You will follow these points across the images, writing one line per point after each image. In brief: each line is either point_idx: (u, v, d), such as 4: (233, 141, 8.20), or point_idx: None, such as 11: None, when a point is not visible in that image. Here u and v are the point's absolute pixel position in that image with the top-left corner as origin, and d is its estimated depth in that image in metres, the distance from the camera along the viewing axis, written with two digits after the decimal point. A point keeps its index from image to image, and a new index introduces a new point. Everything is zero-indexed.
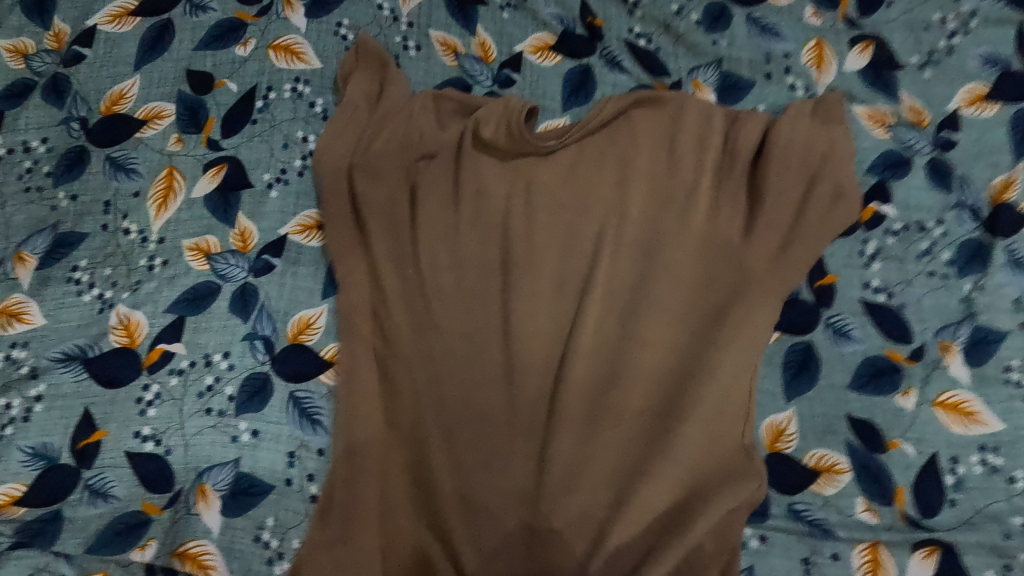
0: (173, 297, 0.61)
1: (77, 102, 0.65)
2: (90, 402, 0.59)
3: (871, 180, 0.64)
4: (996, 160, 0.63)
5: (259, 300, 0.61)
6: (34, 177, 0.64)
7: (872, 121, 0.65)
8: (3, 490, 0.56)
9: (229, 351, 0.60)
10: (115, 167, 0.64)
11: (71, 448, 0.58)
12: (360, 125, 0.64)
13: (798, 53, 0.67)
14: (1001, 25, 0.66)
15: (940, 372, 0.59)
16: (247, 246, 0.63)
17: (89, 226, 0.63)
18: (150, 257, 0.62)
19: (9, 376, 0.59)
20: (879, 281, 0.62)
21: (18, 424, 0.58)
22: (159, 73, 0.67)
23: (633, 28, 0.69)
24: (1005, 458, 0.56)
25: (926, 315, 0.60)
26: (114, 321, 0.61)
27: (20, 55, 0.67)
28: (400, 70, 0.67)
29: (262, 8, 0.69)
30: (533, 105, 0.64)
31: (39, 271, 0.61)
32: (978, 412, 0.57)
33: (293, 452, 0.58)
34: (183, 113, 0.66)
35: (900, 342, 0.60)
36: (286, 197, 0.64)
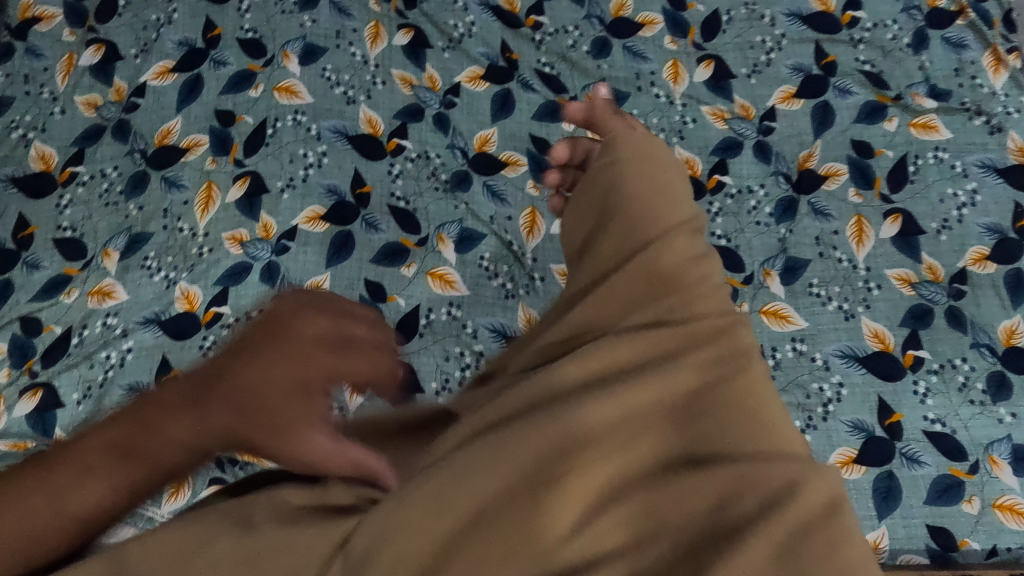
0: (220, 273, 0.85)
1: (138, 138, 0.90)
2: (167, 349, 0.82)
3: (715, 159, 0.89)
4: (802, 140, 0.89)
5: (281, 272, 0.85)
6: (111, 195, 0.88)
7: (715, 117, 0.91)
8: (111, 414, 0.80)
9: (262, 308, 0.84)
10: (168, 184, 0.88)
11: (156, 382, 0.81)
12: (374, 183, 0.89)
13: (661, 71, 0.93)
14: (803, 43, 0.93)
15: (764, 291, 0.84)
16: (269, 235, 0.86)
17: (154, 228, 0.87)
18: (200, 246, 0.86)
19: (108, 336, 0.83)
20: (721, 230, 0.87)
21: (117, 368, 0.82)
22: (195, 113, 0.91)
23: (541, 59, 0.94)
24: (809, 344, 0.82)
25: (754, 252, 0.86)
26: (178, 294, 0.85)
27: (93, 107, 0.92)
28: (390, 131, 0.91)
29: (267, 60, 0.93)
30: (496, 157, 0.90)
31: (121, 262, 0.86)
32: (790, 314, 0.83)
33: None
34: (215, 141, 0.90)
35: (736, 272, 0.85)
36: (295, 198, 0.87)
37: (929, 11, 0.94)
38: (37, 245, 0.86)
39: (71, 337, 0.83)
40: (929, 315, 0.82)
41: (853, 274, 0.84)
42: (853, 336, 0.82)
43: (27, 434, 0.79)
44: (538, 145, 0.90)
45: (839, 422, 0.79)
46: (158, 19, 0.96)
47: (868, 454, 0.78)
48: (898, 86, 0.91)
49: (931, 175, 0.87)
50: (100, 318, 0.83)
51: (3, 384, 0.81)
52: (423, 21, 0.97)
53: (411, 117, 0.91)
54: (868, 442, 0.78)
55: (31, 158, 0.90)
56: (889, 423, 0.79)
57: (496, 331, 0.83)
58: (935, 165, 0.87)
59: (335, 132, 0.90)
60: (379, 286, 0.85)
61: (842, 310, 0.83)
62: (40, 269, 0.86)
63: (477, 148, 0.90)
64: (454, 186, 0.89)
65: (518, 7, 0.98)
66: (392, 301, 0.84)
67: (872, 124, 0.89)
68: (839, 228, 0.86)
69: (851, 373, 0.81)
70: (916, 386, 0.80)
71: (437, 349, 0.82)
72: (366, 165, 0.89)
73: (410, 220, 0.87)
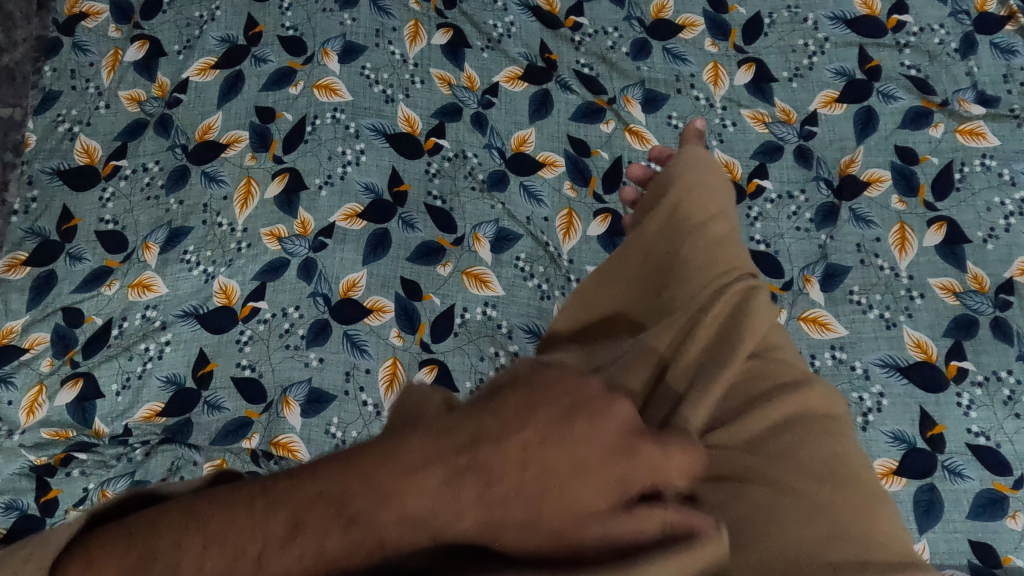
0: (258, 268, 0.86)
1: (179, 133, 0.91)
2: (204, 343, 0.83)
3: (755, 163, 0.88)
4: (844, 145, 0.88)
5: (318, 269, 0.85)
6: (152, 189, 0.89)
7: (756, 121, 0.90)
8: (149, 406, 0.81)
9: (299, 304, 0.84)
10: (208, 179, 0.89)
11: (193, 375, 0.82)
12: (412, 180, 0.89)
13: (701, 73, 0.92)
14: (847, 46, 0.92)
15: (803, 297, 0.83)
16: (307, 231, 0.87)
17: (193, 222, 0.88)
18: (238, 241, 0.87)
19: (147, 328, 0.84)
20: (760, 235, 0.86)
21: (155, 360, 0.82)
22: (236, 109, 0.92)
23: (579, 60, 0.94)
24: (849, 352, 0.81)
25: (794, 258, 0.85)
26: (215, 288, 0.85)
27: (136, 102, 0.93)
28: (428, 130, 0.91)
29: (307, 58, 0.94)
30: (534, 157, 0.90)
31: (161, 255, 0.87)
32: (829, 322, 0.82)
33: (348, 371, 0.82)
34: (255, 137, 0.91)
35: (775, 277, 0.84)
36: (333, 195, 0.88)
37: (978, 16, 0.92)
38: (80, 238, 0.88)
39: (111, 329, 0.84)
40: (974, 326, 0.81)
41: (895, 282, 0.83)
42: (894, 345, 0.81)
43: (69, 424, 0.80)
44: (575, 146, 0.90)
45: (880, 432, 0.78)
46: (201, 16, 0.98)
47: (909, 466, 0.76)
48: (944, 92, 0.89)
49: (978, 183, 0.85)
50: (140, 311, 0.84)
51: (45, 373, 0.82)
52: (462, 21, 0.97)
53: (449, 117, 0.91)
54: (910, 454, 0.77)
55: (75, 150, 0.92)
56: (932, 435, 0.77)
57: (530, 332, 0.83)
58: (982, 173, 0.85)
59: (374, 130, 0.91)
60: (415, 284, 0.85)
61: (883, 319, 0.82)
62: (83, 261, 0.87)
63: (514, 149, 0.90)
64: (491, 187, 0.89)
65: (557, 7, 0.98)
66: (428, 299, 0.85)
67: (917, 130, 0.88)
68: (881, 235, 0.84)
69: (892, 383, 0.79)
70: (960, 398, 0.78)
71: (471, 348, 0.82)
72: (403, 164, 0.89)
73: (446, 219, 0.88)
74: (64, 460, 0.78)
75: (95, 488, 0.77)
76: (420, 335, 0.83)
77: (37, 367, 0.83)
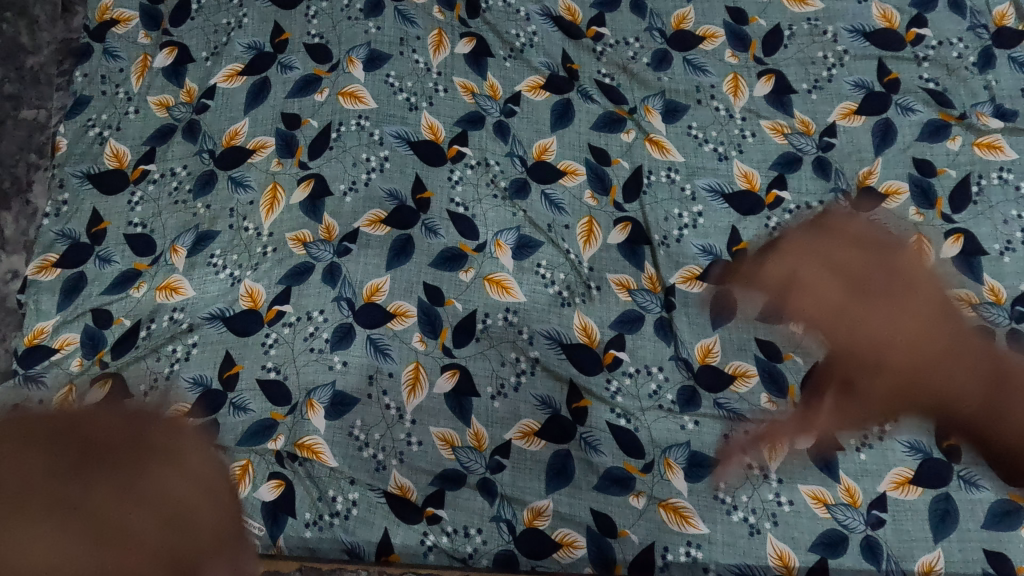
0: (283, 272, 0.87)
1: (207, 139, 0.93)
2: (230, 346, 0.85)
3: (773, 174, 0.90)
4: (862, 157, 0.89)
5: (343, 273, 0.87)
6: (180, 193, 0.91)
7: (775, 132, 0.91)
8: (177, 406, 0.82)
9: (323, 309, 0.86)
10: (235, 184, 0.91)
11: (219, 377, 0.84)
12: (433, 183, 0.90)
13: (721, 84, 0.94)
14: (867, 59, 0.93)
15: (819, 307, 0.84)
16: (332, 236, 0.88)
17: (220, 226, 0.89)
18: (264, 245, 0.88)
19: (174, 330, 0.85)
20: (778, 245, 0.87)
21: (182, 362, 0.84)
22: (262, 115, 0.93)
23: (601, 70, 0.96)
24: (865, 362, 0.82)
25: (810, 268, 0.86)
26: (242, 291, 0.87)
27: (165, 107, 0.95)
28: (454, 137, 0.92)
29: (332, 65, 0.95)
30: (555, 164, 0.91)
31: (188, 258, 0.88)
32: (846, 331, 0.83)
33: (371, 374, 0.83)
34: (280, 143, 0.92)
35: (792, 287, 0.86)
36: (358, 201, 0.89)
37: (997, 31, 0.93)
38: (109, 240, 0.89)
39: (139, 330, 0.86)
40: (989, 338, 0.81)
41: (911, 293, 0.84)
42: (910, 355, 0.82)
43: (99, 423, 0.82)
44: (596, 155, 0.91)
45: (895, 441, 0.79)
46: (228, 23, 0.99)
47: (925, 475, 0.77)
48: (962, 105, 0.90)
49: (995, 196, 0.86)
50: (168, 312, 0.86)
51: (74, 373, 0.84)
52: (485, 30, 0.98)
53: (472, 125, 0.93)
54: (926, 463, 0.78)
55: (104, 155, 0.94)
56: (947, 444, 0.78)
57: (551, 338, 0.85)
58: (999, 186, 0.86)
59: (398, 138, 0.92)
60: (437, 289, 0.86)
61: None
62: (112, 263, 0.89)
63: (536, 157, 0.92)
64: (513, 194, 0.90)
65: (580, 18, 0.99)
66: (450, 305, 0.86)
67: (935, 144, 0.88)
68: None
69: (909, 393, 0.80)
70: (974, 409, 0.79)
71: (493, 354, 0.84)
72: (426, 171, 0.91)
73: (469, 225, 0.89)
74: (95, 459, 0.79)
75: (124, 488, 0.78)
76: (442, 340, 0.85)
77: (67, 367, 0.84)
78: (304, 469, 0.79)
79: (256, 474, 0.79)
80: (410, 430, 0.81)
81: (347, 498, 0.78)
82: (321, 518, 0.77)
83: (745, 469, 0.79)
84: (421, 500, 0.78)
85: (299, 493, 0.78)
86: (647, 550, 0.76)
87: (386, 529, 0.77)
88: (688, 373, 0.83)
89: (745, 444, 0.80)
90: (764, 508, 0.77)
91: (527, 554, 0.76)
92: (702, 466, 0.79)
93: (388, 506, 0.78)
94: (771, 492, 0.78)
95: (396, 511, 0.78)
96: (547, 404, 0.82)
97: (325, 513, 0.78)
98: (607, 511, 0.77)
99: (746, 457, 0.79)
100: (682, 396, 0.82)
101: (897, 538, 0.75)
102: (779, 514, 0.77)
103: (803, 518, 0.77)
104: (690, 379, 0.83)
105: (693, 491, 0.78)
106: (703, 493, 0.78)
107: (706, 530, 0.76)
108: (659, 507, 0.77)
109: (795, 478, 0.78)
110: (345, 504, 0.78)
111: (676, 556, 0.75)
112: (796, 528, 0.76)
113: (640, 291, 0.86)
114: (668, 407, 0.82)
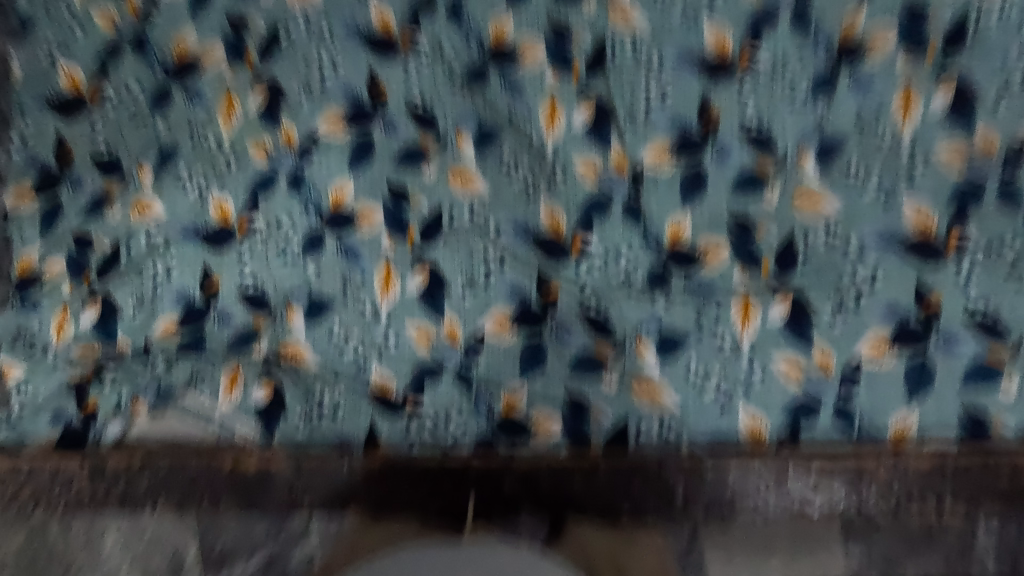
0: (249, 183, 0.87)
1: (156, 51, 0.91)
2: (207, 260, 0.87)
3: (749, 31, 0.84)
4: None
5: (307, 180, 0.86)
6: (138, 109, 0.90)
7: None
8: (165, 318, 0.87)
9: (291, 216, 0.86)
10: (190, 96, 0.89)
11: (201, 293, 0.87)
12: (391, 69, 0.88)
13: None
14: None
15: (798, 174, 0.81)
16: (292, 141, 0.87)
17: (182, 139, 0.89)
18: (227, 157, 0.88)
19: (153, 249, 0.88)
20: (753, 110, 0.82)
21: (165, 279, 0.87)
22: (209, 21, 0.91)
23: None
24: (845, 228, 0.79)
25: (789, 132, 0.82)
26: (211, 205, 0.87)
27: (109, 20, 0.93)
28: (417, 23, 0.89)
29: None
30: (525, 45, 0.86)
31: (156, 176, 0.88)
32: (825, 197, 0.80)
33: (344, 278, 0.85)
34: (230, 49, 0.90)
35: (768, 154, 0.82)
36: (314, 103, 0.87)
37: None
38: (78, 165, 0.90)
39: (120, 252, 0.88)
40: (978, 193, 0.78)
41: (896, 151, 0.79)
42: (893, 218, 0.78)
43: (94, 339, 0.87)
44: (555, 30, 0.87)
45: (873, 306, 0.77)
46: None
47: (902, 337, 0.76)
48: None
49: (994, 34, 0.80)
50: (144, 232, 0.88)
51: (67, 296, 0.88)
52: None
53: (424, 9, 0.89)
54: (904, 325, 0.76)
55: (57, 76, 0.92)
56: (928, 305, 0.77)
57: (518, 228, 0.84)
58: (1000, 22, 0.80)
59: (349, 32, 0.89)
60: (402, 188, 0.86)
61: (882, 191, 0.79)
62: (84, 187, 0.90)
63: (493, 38, 0.87)
64: (471, 81, 0.87)
65: None
66: (415, 203, 0.85)
67: None
68: (884, 100, 0.80)
69: (889, 255, 0.78)
70: (958, 267, 0.77)
71: (461, 249, 0.84)
72: (381, 65, 0.88)
73: (428, 118, 0.87)
74: (96, 374, 0.86)
75: (128, 397, 0.86)
76: (410, 239, 0.85)
77: (59, 291, 0.88)
78: (292, 371, 0.85)
79: (246, 378, 0.85)
80: (387, 327, 0.84)
81: (334, 395, 0.83)
82: (312, 414, 0.83)
83: (718, 344, 0.79)
84: (402, 393, 0.82)
85: (289, 392, 0.84)
86: (621, 426, 0.79)
87: (373, 422, 0.82)
88: (659, 253, 0.82)
89: (717, 319, 0.79)
90: (737, 380, 0.78)
91: (506, 436, 0.80)
92: (673, 343, 0.79)
93: (371, 400, 0.83)
94: (743, 365, 0.78)
95: (380, 405, 0.82)
96: (517, 294, 0.83)
97: (314, 410, 0.83)
98: (581, 391, 0.80)
99: (719, 332, 0.79)
100: (653, 276, 0.81)
101: (870, 400, 0.76)
102: (752, 385, 0.78)
103: (775, 387, 0.77)
104: (661, 259, 0.82)
105: (664, 368, 0.79)
106: (676, 370, 0.79)
107: (677, 403, 0.78)
108: (632, 385, 0.79)
109: (768, 349, 0.78)
110: (333, 401, 0.83)
111: (648, 436, 0.78)
112: (768, 397, 0.77)
113: (607, 173, 0.83)
114: (639, 289, 0.81)
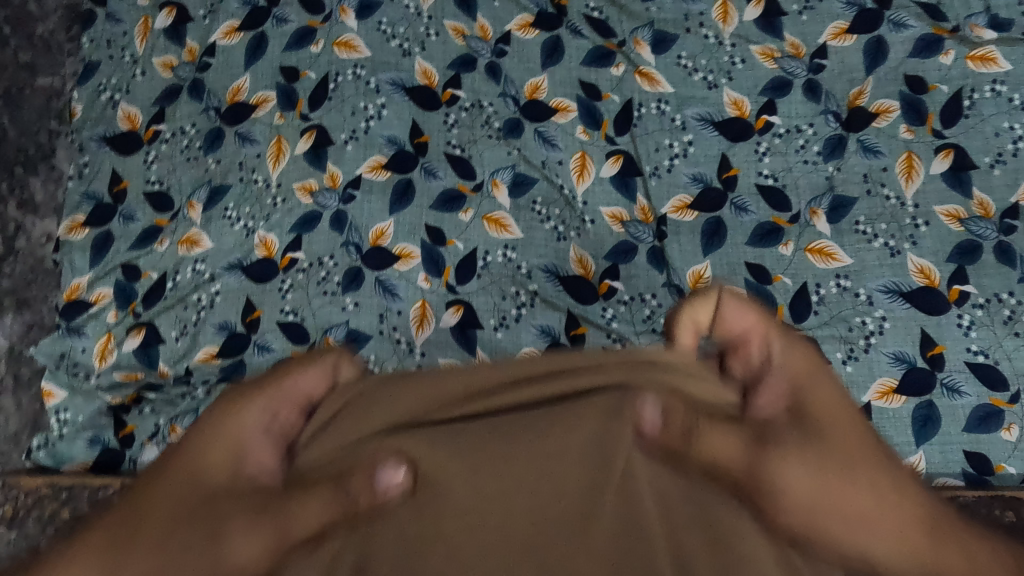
0: (293, 221, 0.92)
1: (211, 96, 0.98)
2: (249, 293, 0.90)
3: (764, 99, 0.92)
4: (853, 78, 0.92)
5: (349, 220, 0.91)
6: (191, 150, 0.96)
7: (765, 56, 0.94)
8: (206, 349, 0.89)
9: (334, 254, 0.91)
10: (241, 138, 0.95)
11: (243, 322, 0.89)
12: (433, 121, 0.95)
13: (710, 12, 0.97)
14: None
15: (810, 230, 0.87)
16: (336, 184, 0.93)
17: (232, 180, 0.94)
18: (274, 196, 0.93)
19: (198, 281, 0.91)
20: (769, 170, 0.90)
21: (207, 309, 0.90)
22: (263, 70, 0.97)
23: (589, 4, 0.99)
24: (853, 280, 0.85)
25: (802, 191, 0.89)
26: (256, 241, 0.92)
27: (169, 67, 1.01)
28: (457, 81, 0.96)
29: (325, 16, 0.99)
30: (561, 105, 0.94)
31: (205, 212, 0.93)
32: (835, 252, 0.86)
33: (381, 314, 0.89)
34: (281, 96, 0.96)
35: (782, 211, 0.88)
36: (359, 149, 0.93)
37: None
38: (131, 199, 0.96)
39: (166, 282, 0.92)
40: (977, 251, 0.84)
41: (901, 212, 0.86)
42: (898, 272, 0.84)
43: (136, 367, 0.89)
44: (586, 91, 0.95)
45: (881, 353, 0.82)
46: None
47: (908, 384, 0.81)
48: (955, 18, 0.93)
49: (987, 109, 0.88)
50: (190, 265, 0.92)
51: (111, 324, 0.91)
52: None
53: (464, 67, 0.97)
54: (910, 373, 0.81)
55: (117, 119, 1.00)
56: (932, 354, 0.82)
57: (548, 271, 0.89)
58: (992, 99, 0.88)
59: (394, 84, 0.96)
60: (439, 230, 0.91)
61: (888, 247, 0.85)
62: (135, 221, 0.95)
63: (529, 96, 0.95)
64: (507, 134, 0.94)
65: None
66: (451, 245, 0.91)
67: (926, 59, 0.91)
68: (888, 164, 0.88)
69: (895, 307, 0.83)
70: (960, 320, 0.82)
71: (494, 288, 0.89)
72: (423, 116, 0.95)
73: (466, 166, 0.93)
74: (136, 400, 0.88)
75: (165, 423, 0.87)
76: (445, 278, 0.90)
77: (105, 318, 0.92)
78: None
79: None
80: (420, 362, 0.87)
81: None
82: None
83: None
84: None
85: None
86: None
87: None
88: (680, 299, 0.87)
89: None
90: None
91: None
92: None
93: None
94: None
95: None
96: (547, 333, 0.87)
97: None
98: None
99: None
100: None
101: None
102: None
103: None
104: (682, 304, 0.87)
105: None
106: None
107: None
108: None
109: None
110: None
111: None
112: None
113: (633, 223, 0.90)
114: (662, 331, 0.86)
